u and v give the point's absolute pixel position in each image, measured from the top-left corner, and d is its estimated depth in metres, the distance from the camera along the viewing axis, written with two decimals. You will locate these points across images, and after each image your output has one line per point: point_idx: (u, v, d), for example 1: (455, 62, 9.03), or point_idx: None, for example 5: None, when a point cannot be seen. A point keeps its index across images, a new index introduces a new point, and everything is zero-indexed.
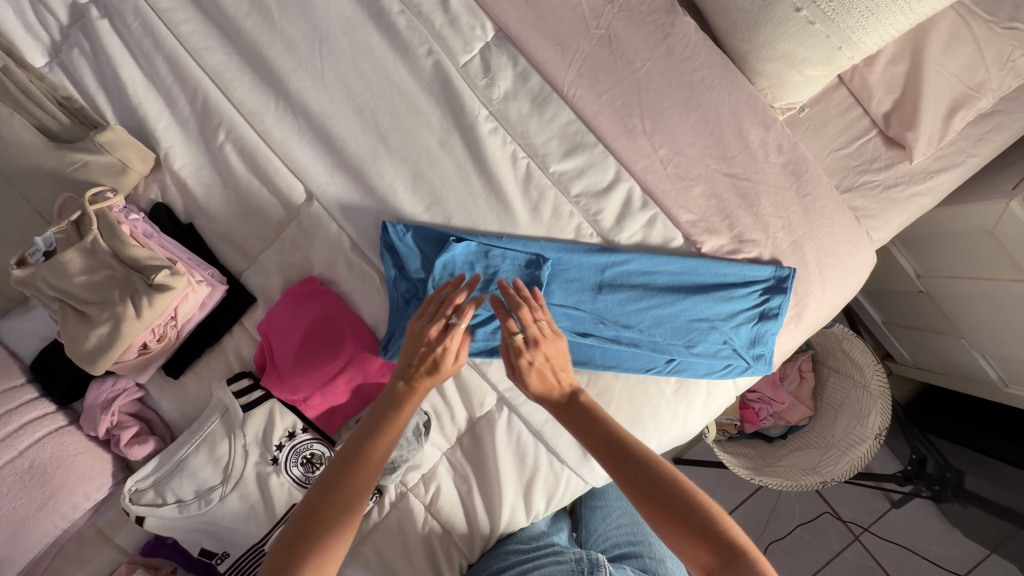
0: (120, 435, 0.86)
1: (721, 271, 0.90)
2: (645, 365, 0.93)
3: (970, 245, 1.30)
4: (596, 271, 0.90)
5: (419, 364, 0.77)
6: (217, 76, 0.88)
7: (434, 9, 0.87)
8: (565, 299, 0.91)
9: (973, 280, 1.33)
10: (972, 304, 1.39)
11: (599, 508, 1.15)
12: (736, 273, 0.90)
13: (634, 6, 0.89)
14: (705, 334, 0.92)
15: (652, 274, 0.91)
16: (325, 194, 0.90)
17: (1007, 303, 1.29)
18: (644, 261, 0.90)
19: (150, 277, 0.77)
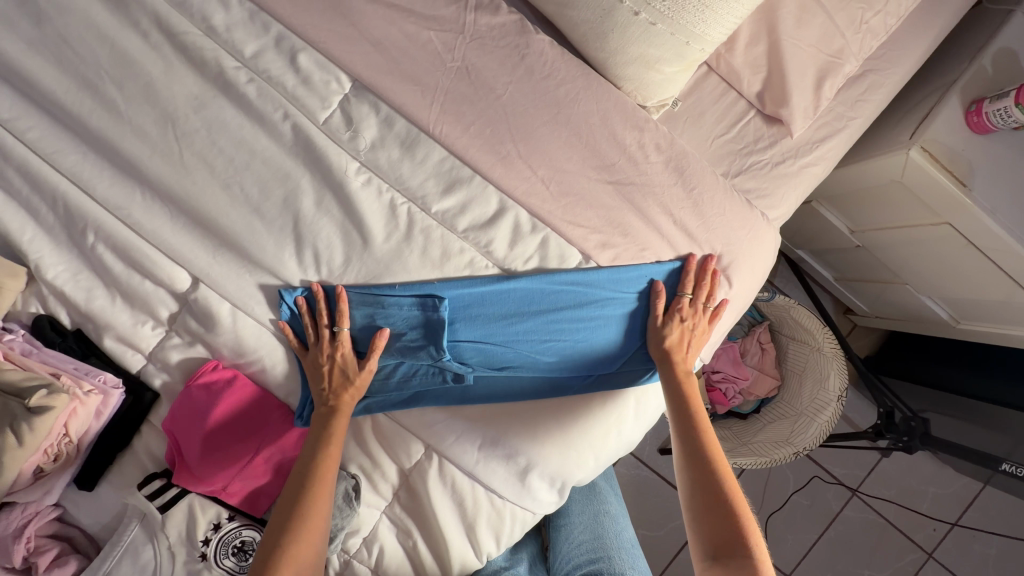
0: (38, 562, 0.83)
1: (622, 277, 0.89)
2: (566, 386, 0.91)
3: (889, 196, 1.30)
4: (498, 301, 0.88)
5: (329, 384, 0.86)
6: (73, 177, 0.86)
7: (284, 71, 0.86)
8: (473, 334, 0.88)
9: (902, 229, 1.33)
10: (906, 251, 1.39)
11: (563, 527, 1.08)
12: (636, 277, 0.89)
13: (485, 33, 0.88)
14: (619, 343, 0.91)
15: (555, 295, 0.88)
16: (208, 276, 0.88)
17: (936, 247, 1.29)
18: (541, 283, 0.88)
19: (26, 400, 0.74)
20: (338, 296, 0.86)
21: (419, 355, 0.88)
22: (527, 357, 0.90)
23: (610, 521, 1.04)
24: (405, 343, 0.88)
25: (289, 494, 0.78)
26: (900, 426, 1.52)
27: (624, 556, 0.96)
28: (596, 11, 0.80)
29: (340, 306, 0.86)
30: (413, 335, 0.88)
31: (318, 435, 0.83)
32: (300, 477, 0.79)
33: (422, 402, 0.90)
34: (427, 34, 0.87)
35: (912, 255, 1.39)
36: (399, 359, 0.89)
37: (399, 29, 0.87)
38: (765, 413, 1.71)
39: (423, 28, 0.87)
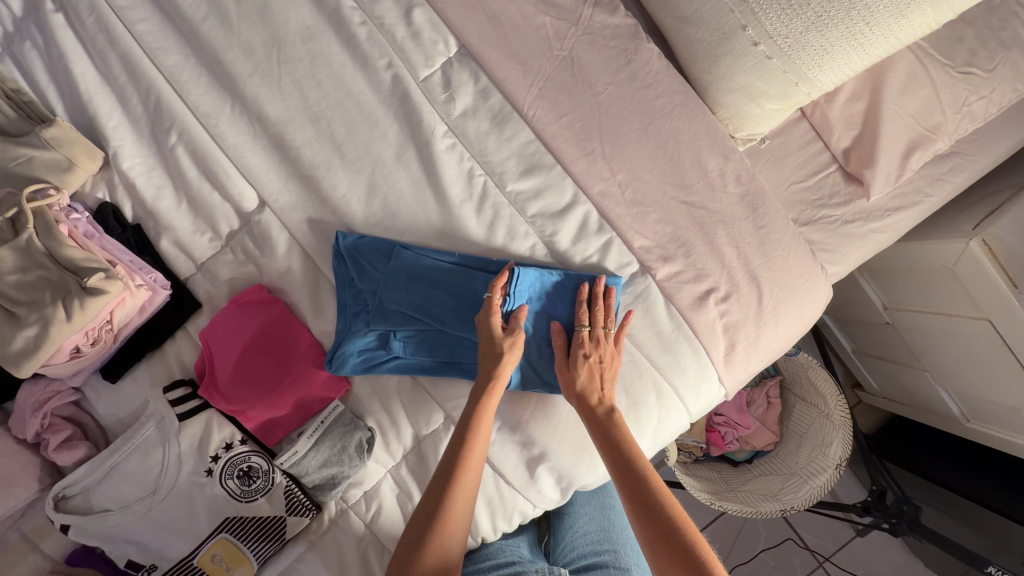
0: (49, 440, 0.84)
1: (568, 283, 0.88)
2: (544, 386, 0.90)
3: (933, 281, 1.31)
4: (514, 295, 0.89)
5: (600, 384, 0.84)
6: (171, 76, 0.87)
7: (397, 22, 0.86)
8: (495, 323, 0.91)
9: (940, 315, 1.32)
10: (935, 339, 1.39)
11: (565, 515, 1.12)
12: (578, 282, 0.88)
13: (598, 31, 0.89)
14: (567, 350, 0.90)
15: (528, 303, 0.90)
16: (277, 202, 0.89)
17: (967, 340, 1.29)
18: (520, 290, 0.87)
19: (83, 279, 0.74)
20: (607, 302, 0.85)
21: (457, 327, 0.88)
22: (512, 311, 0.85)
23: (615, 516, 1.08)
24: (445, 312, 0.87)
25: (428, 499, 0.77)
26: (889, 507, 1.53)
27: (626, 552, 1.02)
28: (713, 33, 0.81)
29: (596, 319, 0.85)
30: (460, 305, 0.87)
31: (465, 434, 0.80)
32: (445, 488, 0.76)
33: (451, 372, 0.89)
34: (541, 18, 0.88)
35: (939, 344, 1.40)
36: (435, 326, 0.88)
37: (516, 7, 0.88)
38: (757, 464, 1.72)
39: (540, 11, 0.88)
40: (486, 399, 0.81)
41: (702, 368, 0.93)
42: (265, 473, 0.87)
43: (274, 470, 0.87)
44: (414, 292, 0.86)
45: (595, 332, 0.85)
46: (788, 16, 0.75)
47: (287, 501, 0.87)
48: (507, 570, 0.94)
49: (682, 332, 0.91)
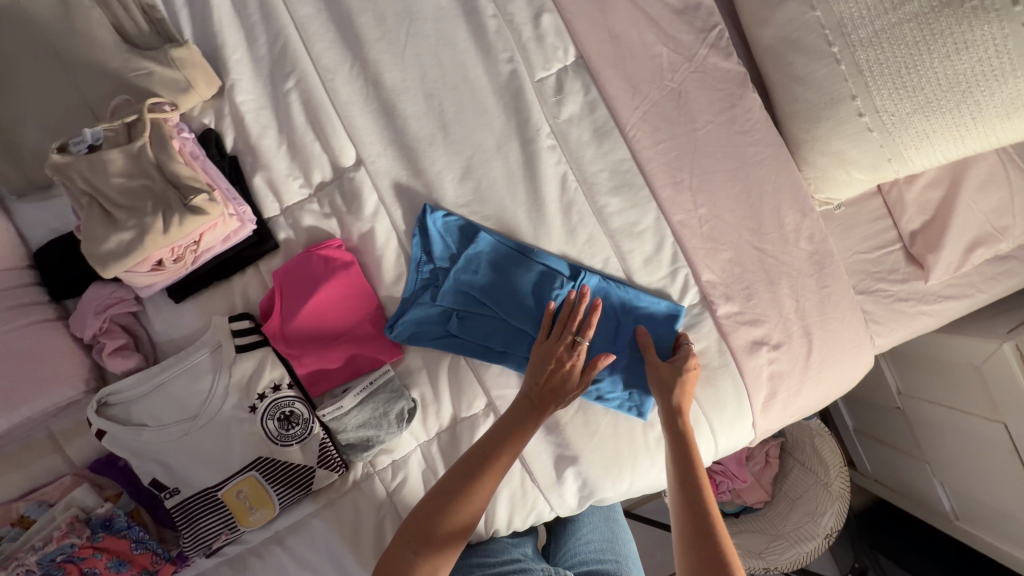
0: (105, 344, 0.85)
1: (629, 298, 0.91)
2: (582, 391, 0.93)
3: (954, 377, 1.35)
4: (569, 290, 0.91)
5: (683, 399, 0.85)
6: (300, 25, 0.90)
7: (526, 22, 0.90)
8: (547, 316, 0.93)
9: (955, 411, 1.36)
10: (944, 435, 1.42)
11: (569, 521, 1.12)
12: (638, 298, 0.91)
13: (710, 71, 0.93)
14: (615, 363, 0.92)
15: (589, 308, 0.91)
16: (373, 164, 0.91)
17: (975, 440, 1.33)
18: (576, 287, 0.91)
19: (188, 197, 0.76)
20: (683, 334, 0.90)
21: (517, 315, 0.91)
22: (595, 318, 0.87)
23: (617, 526, 1.11)
24: (508, 298, 0.91)
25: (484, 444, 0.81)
26: None
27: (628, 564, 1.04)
28: (821, 97, 0.85)
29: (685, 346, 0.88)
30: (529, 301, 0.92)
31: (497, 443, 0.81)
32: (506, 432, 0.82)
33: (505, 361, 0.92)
34: (659, 48, 0.92)
35: (946, 439, 1.43)
36: (495, 309, 0.91)
37: (638, 33, 0.92)
38: (744, 519, 1.73)
39: (659, 41, 0.92)
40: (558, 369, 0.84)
41: (740, 409, 0.96)
42: (305, 421, 0.88)
43: (313, 420, 0.88)
44: (483, 273, 0.91)
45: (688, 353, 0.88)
46: (900, 95, 0.80)
47: (320, 454, 0.88)
48: (512, 568, 0.94)
49: (730, 370, 0.93)
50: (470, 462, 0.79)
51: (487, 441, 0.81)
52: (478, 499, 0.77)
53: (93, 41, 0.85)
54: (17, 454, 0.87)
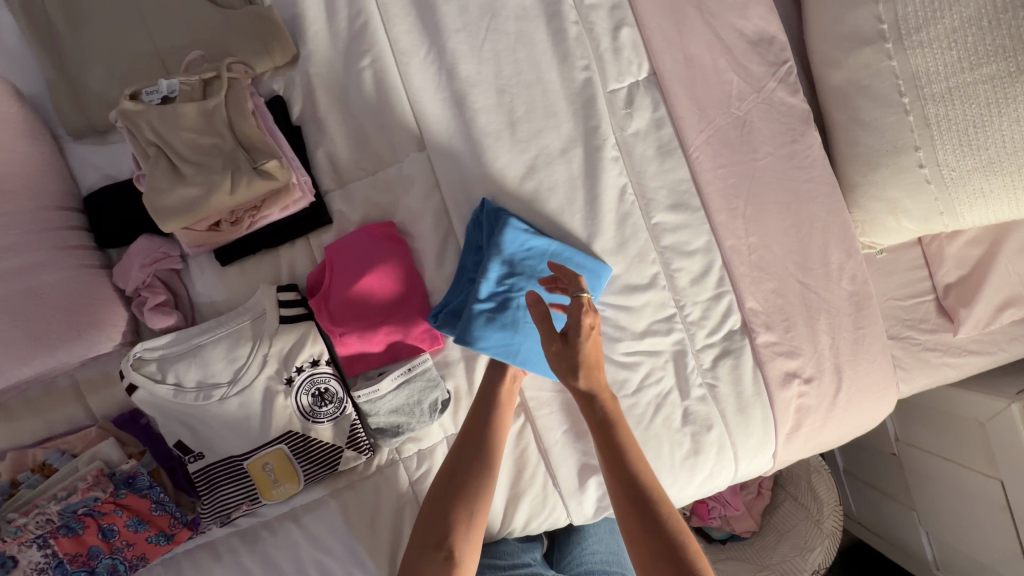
0: (147, 299, 0.83)
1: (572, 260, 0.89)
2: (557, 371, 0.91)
3: (957, 430, 1.37)
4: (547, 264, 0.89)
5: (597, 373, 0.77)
6: (382, 5, 0.89)
7: (605, 33, 0.92)
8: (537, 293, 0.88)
9: (953, 463, 1.38)
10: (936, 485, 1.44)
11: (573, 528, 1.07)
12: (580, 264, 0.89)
13: (776, 104, 0.95)
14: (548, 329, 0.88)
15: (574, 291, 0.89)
16: (437, 152, 0.91)
17: (967, 494, 1.35)
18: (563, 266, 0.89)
19: (258, 161, 0.76)
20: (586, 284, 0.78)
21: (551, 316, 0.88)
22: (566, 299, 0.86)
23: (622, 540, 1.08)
24: (547, 298, 0.88)
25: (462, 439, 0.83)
26: None
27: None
28: (884, 144, 0.87)
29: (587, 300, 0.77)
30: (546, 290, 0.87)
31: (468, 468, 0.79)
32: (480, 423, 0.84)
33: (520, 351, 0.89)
34: (730, 75, 0.94)
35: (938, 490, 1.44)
36: (531, 308, 0.87)
37: (712, 58, 0.94)
38: (730, 547, 1.73)
39: (731, 69, 0.94)
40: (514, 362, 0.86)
41: (765, 437, 0.97)
42: (338, 400, 0.87)
43: (347, 401, 0.88)
44: (523, 270, 0.88)
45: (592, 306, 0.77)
46: (963, 153, 0.82)
47: (350, 435, 0.87)
48: None
49: (762, 400, 0.95)
50: (458, 468, 0.80)
51: (455, 466, 0.80)
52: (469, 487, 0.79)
53: None
54: (45, 399, 0.86)
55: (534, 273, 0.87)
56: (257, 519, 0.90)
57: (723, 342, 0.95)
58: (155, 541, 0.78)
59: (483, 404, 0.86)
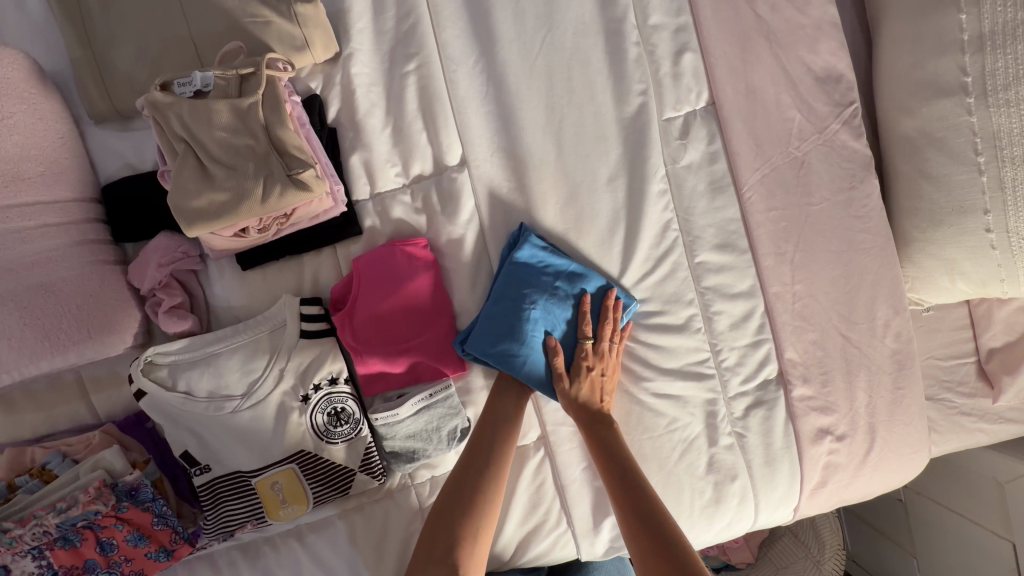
0: (163, 301, 0.79)
1: (586, 284, 0.85)
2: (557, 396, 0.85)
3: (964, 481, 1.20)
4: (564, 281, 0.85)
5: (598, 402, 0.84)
6: (434, 7, 0.84)
7: (666, 56, 0.87)
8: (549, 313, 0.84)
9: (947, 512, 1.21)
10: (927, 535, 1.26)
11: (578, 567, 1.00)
12: (592, 286, 0.85)
13: (837, 148, 0.90)
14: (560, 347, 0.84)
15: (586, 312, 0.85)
16: (478, 169, 0.86)
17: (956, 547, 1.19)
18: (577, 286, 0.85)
19: (293, 168, 0.71)
20: (610, 314, 0.84)
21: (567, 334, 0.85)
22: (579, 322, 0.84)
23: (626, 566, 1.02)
24: (562, 316, 0.85)
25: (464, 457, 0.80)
26: None
27: None
28: (951, 202, 0.83)
29: (603, 337, 0.83)
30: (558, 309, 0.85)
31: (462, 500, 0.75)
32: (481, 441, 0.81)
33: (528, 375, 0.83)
34: (793, 113, 0.89)
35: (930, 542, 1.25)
36: (546, 327, 0.84)
37: (777, 93, 0.88)
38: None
39: (794, 106, 0.89)
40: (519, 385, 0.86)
41: (790, 491, 0.94)
42: (354, 421, 0.83)
43: (363, 422, 0.84)
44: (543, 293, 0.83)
45: (601, 342, 0.83)
46: None
47: (363, 458, 0.83)
48: None
49: (790, 453, 0.92)
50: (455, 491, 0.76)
51: (451, 498, 0.75)
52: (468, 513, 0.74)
53: None
54: (48, 393, 0.82)
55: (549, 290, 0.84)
56: (261, 534, 0.87)
57: (757, 391, 0.91)
58: (154, 557, 0.74)
59: (483, 430, 0.82)
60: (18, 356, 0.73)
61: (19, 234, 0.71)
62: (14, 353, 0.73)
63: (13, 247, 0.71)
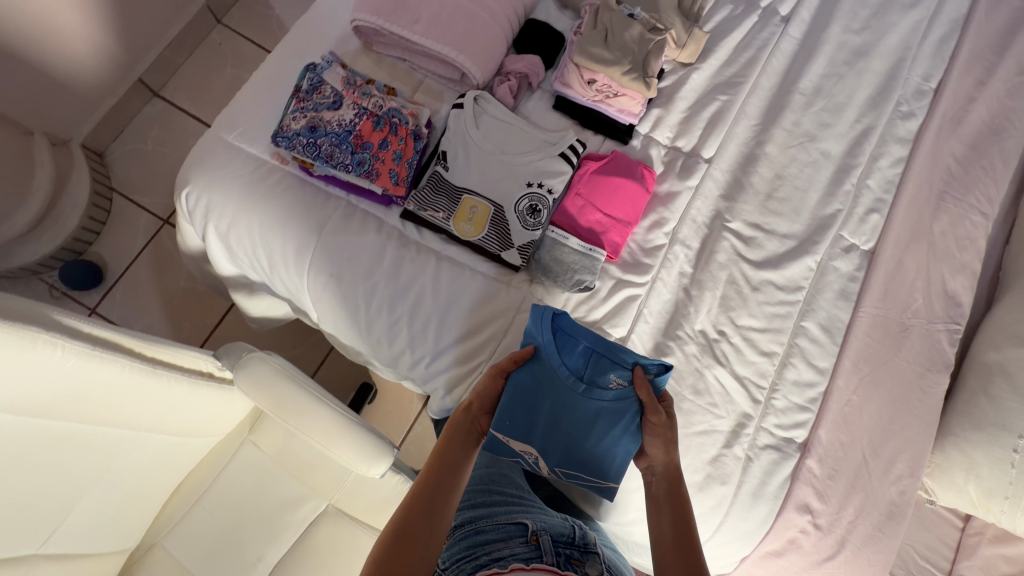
0: (509, 81, 1.19)
1: (527, 388, 0.96)
2: (605, 470, 0.97)
3: None
4: (533, 381, 0.96)
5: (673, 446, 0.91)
6: (756, 84, 1.29)
7: (863, 207, 1.23)
8: (550, 414, 0.97)
9: None
10: None
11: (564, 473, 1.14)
12: (535, 381, 0.96)
13: (933, 341, 1.18)
14: (564, 442, 0.98)
15: (539, 415, 0.97)
16: (715, 169, 1.22)
17: None
18: (531, 388, 0.96)
19: (645, 76, 1.17)
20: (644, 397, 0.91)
21: (600, 422, 0.95)
22: (543, 428, 0.97)
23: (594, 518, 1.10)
24: (548, 412, 0.97)
25: (422, 487, 0.85)
26: None
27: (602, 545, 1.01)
28: (997, 417, 1.07)
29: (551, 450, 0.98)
30: (553, 404, 0.96)
31: (422, 515, 0.82)
32: (430, 471, 0.87)
33: (597, 455, 0.97)
34: (918, 298, 1.20)
35: None
36: (565, 418, 0.97)
37: (915, 280, 1.20)
38: None
39: (922, 295, 1.20)
40: (468, 440, 0.93)
41: (751, 532, 1.07)
42: (538, 222, 1.11)
43: (541, 229, 1.12)
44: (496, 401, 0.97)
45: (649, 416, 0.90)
46: None
47: (523, 246, 1.10)
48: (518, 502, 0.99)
49: (775, 504, 1.06)
50: (403, 518, 0.81)
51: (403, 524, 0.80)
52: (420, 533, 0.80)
53: None
54: (401, 74, 1.21)
55: (528, 397, 0.96)
56: (417, 237, 1.13)
57: (780, 440, 1.09)
58: (390, 173, 1.07)
59: (437, 464, 0.89)
60: (437, 34, 1.13)
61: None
62: (438, 32, 1.13)
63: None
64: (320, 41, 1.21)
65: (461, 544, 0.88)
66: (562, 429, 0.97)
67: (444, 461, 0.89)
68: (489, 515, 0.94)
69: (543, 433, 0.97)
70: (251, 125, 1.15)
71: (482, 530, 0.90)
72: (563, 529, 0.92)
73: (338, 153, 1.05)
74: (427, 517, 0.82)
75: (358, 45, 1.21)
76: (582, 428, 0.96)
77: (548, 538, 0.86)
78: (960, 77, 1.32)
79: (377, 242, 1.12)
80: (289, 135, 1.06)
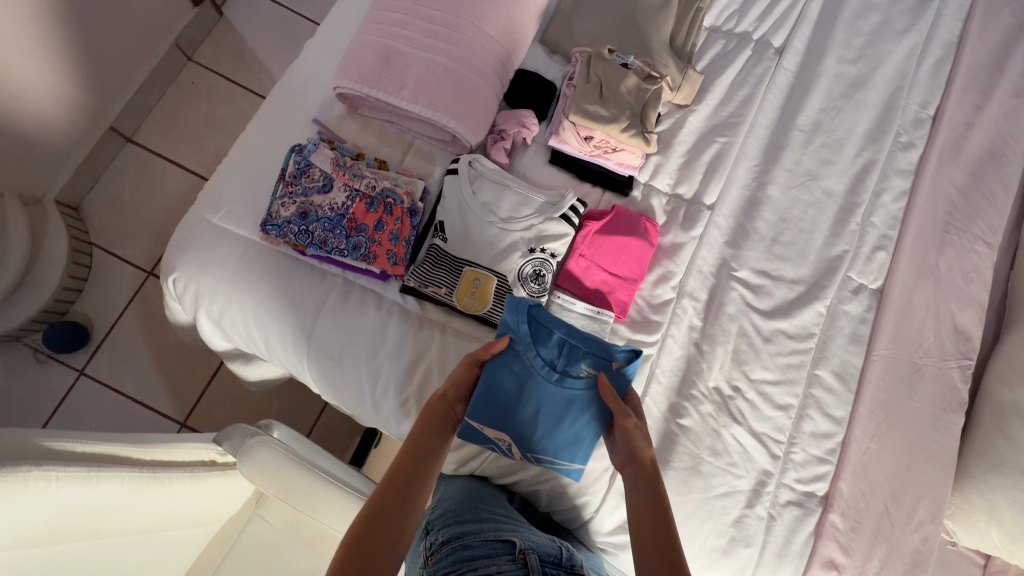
0: (503, 141, 1.15)
1: (500, 381, 0.94)
2: (576, 461, 0.96)
3: None
4: (508, 371, 0.94)
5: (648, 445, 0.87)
6: (754, 123, 1.26)
7: (869, 245, 1.22)
8: (524, 407, 0.95)
9: None
10: None
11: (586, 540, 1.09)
12: (511, 377, 0.94)
13: (948, 379, 1.16)
14: (537, 434, 0.95)
15: (514, 408, 0.95)
16: (718, 216, 1.20)
17: None
18: (505, 379, 0.94)
19: (643, 131, 1.14)
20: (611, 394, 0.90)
21: (573, 408, 0.95)
22: (518, 421, 0.95)
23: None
24: (522, 403, 0.95)
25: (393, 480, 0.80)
26: None
27: None
28: (1014, 457, 1.07)
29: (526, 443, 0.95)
30: (525, 393, 0.95)
31: (393, 515, 0.76)
32: (400, 460, 0.82)
33: (569, 446, 0.96)
34: (930, 335, 1.18)
35: None
36: (538, 408, 0.95)
37: (925, 317, 1.19)
38: None
39: (933, 332, 1.18)
40: (442, 437, 0.87)
41: None
42: (542, 288, 1.09)
43: (546, 293, 1.10)
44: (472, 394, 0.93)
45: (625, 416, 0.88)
46: None
47: None
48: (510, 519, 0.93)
49: (800, 561, 1.05)
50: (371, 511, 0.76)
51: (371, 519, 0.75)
52: (389, 529, 0.75)
53: (656, 31, 1.26)
54: (391, 137, 1.17)
55: (502, 388, 0.94)
56: (418, 313, 1.09)
57: (801, 495, 1.08)
58: (387, 256, 1.04)
59: (408, 456, 0.83)
60: (427, 100, 1.08)
61: (485, 50, 1.11)
62: (427, 98, 1.08)
63: (478, 52, 1.10)
64: (305, 107, 1.16)
65: (443, 560, 0.82)
66: (532, 418, 0.95)
67: (416, 453, 0.83)
68: (474, 528, 0.88)
69: (517, 427, 0.95)
70: (239, 204, 1.10)
71: (467, 543, 0.84)
72: (548, 547, 0.86)
73: (333, 240, 1.02)
74: (399, 514, 0.76)
75: (343, 109, 1.16)
76: (555, 416, 0.95)
77: (536, 557, 0.81)
78: (957, 102, 1.31)
79: (378, 320, 1.08)
80: (280, 223, 1.02)
